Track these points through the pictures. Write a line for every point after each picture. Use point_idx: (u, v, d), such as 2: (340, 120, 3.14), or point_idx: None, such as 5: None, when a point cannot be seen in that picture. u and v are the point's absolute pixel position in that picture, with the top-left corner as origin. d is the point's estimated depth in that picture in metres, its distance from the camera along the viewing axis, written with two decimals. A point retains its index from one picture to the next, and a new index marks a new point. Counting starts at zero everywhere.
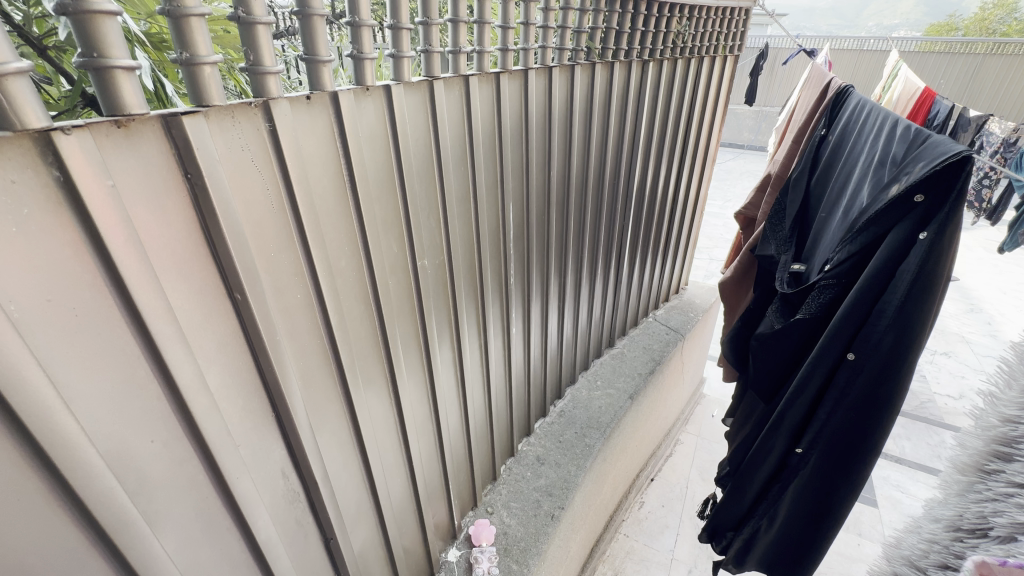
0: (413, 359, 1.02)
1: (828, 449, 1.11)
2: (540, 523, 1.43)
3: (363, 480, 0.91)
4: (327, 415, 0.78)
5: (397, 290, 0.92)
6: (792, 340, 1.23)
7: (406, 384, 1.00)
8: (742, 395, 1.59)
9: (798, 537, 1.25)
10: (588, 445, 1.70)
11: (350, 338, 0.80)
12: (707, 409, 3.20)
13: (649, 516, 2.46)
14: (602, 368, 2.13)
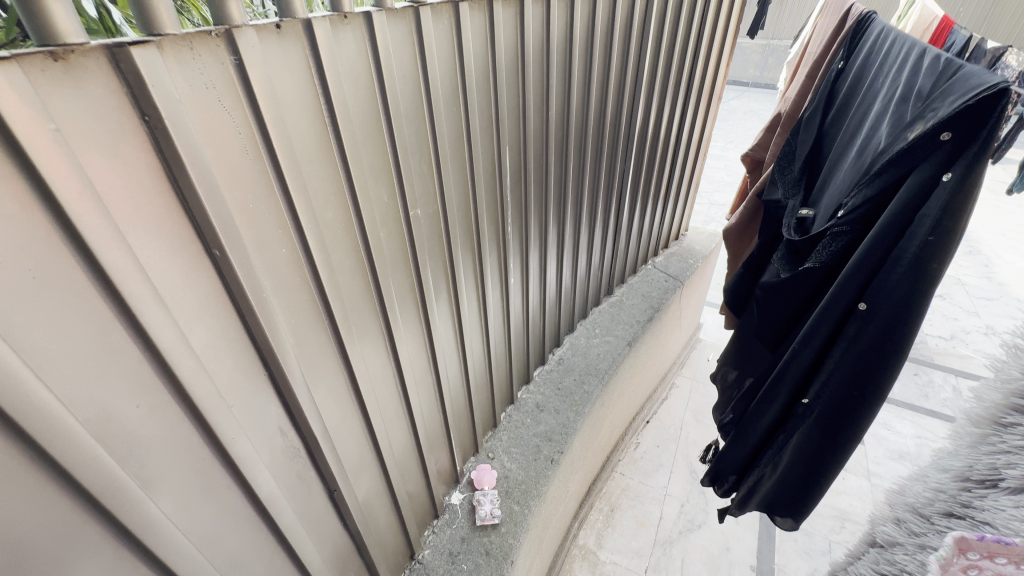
0: (410, 312, 0.99)
1: (834, 397, 1.11)
2: (540, 467, 1.48)
3: (364, 433, 0.91)
4: (323, 372, 0.76)
5: (392, 242, 0.88)
6: (800, 290, 1.20)
7: (404, 338, 0.98)
8: (740, 340, 1.59)
9: (800, 479, 1.30)
10: (586, 392, 1.73)
11: (341, 292, 0.77)
12: (703, 353, 3.26)
13: (643, 456, 2.56)
14: (601, 315, 2.13)
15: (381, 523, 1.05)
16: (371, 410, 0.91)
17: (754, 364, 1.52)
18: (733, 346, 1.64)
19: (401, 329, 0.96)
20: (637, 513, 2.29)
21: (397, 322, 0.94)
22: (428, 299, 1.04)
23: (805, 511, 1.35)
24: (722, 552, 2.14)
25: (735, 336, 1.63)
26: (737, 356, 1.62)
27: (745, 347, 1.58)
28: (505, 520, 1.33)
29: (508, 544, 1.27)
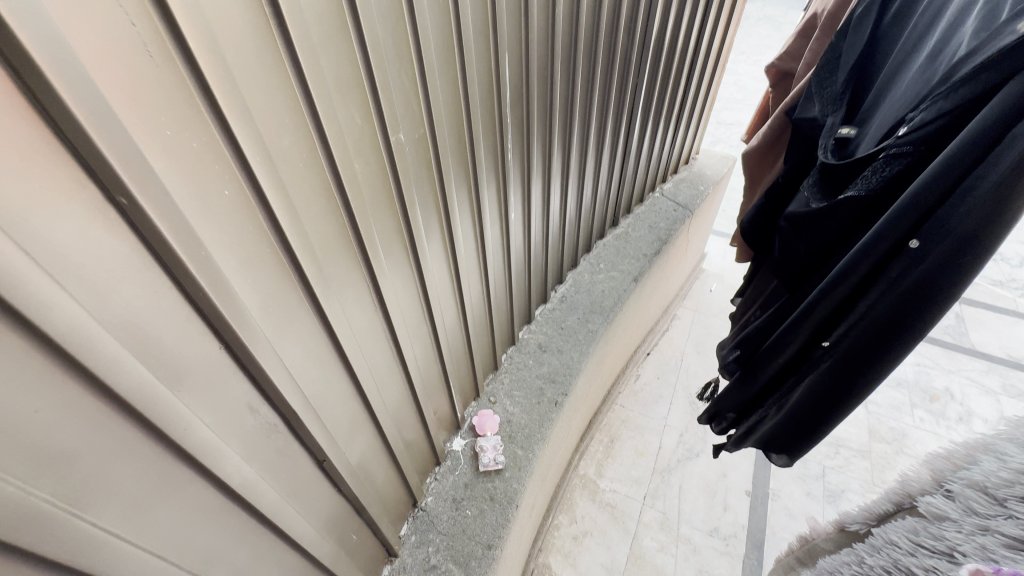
0: (397, 258, 0.86)
1: (855, 346, 0.98)
2: (544, 411, 1.44)
3: (352, 395, 0.82)
4: (296, 335, 0.65)
5: (370, 176, 0.73)
6: (831, 224, 1.04)
7: (391, 288, 0.86)
8: (767, 276, 1.44)
9: (796, 426, 1.19)
10: (590, 332, 1.65)
11: (310, 241, 0.63)
12: (706, 283, 3.18)
13: (644, 388, 2.55)
14: (605, 251, 1.99)
15: (379, 480, 0.99)
16: (358, 370, 0.81)
17: (772, 302, 1.38)
18: (760, 283, 1.50)
19: (387, 279, 0.84)
20: (637, 443, 2.31)
21: (381, 270, 0.81)
22: (417, 242, 0.91)
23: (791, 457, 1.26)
24: (718, 478, 2.19)
25: (762, 272, 1.49)
26: (761, 293, 1.48)
27: (768, 284, 1.43)
28: (508, 465, 1.31)
29: (513, 489, 1.26)
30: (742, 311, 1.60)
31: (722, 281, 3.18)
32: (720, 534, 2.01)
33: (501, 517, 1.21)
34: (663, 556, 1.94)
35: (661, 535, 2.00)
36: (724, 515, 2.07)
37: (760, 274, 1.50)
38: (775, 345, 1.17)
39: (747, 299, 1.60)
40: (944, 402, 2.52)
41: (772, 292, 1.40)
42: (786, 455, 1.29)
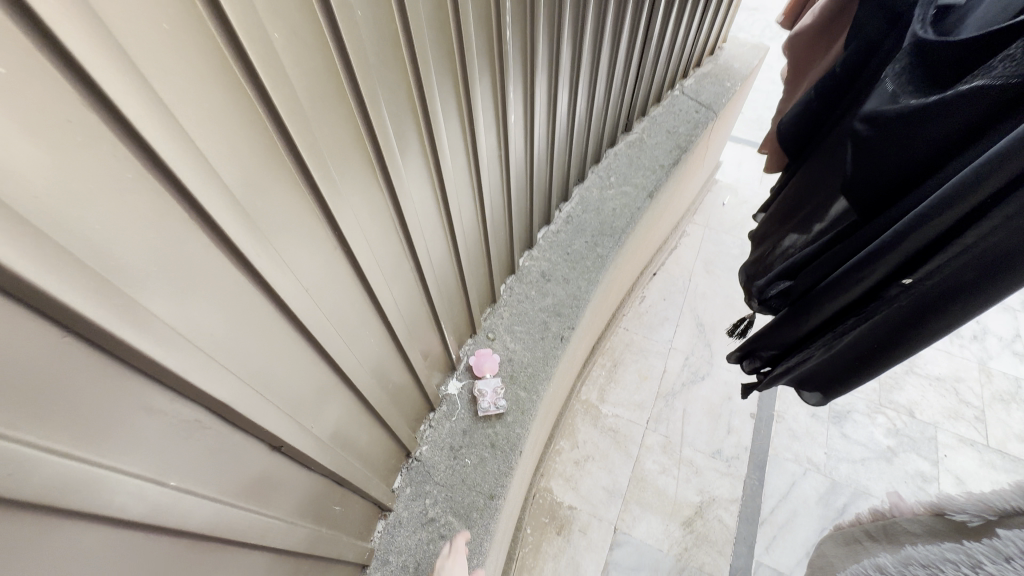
0: (360, 180, 0.64)
1: (942, 287, 0.77)
2: (549, 347, 1.29)
3: (314, 361, 0.64)
4: (210, 299, 0.45)
5: (303, 58, 0.48)
6: (946, 121, 0.77)
7: (356, 222, 0.65)
8: (812, 186, 1.18)
9: (846, 366, 1.02)
10: (600, 258, 1.46)
11: (208, 160, 0.41)
12: (718, 196, 2.93)
13: (649, 310, 2.42)
14: (617, 161, 1.73)
15: (363, 443, 0.86)
16: (319, 331, 0.62)
17: (815, 218, 1.14)
18: (797, 192, 1.25)
19: (348, 211, 0.62)
20: (640, 367, 2.23)
21: (338, 198, 0.59)
22: (386, 158, 0.67)
23: (834, 394, 1.11)
24: (723, 401, 2.13)
25: (800, 178, 1.23)
26: (796, 205, 1.24)
27: (809, 193, 1.18)
28: (510, 409, 1.19)
29: (515, 435, 1.16)
30: (772, 225, 1.36)
31: (735, 194, 2.94)
32: (722, 457, 1.99)
33: (504, 464, 1.12)
34: (665, 478, 1.93)
35: (663, 458, 1.98)
36: (728, 437, 2.04)
37: (799, 182, 1.24)
38: (836, 279, 0.95)
39: (779, 211, 1.35)
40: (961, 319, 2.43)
41: (813, 206, 1.16)
42: (825, 390, 1.14)
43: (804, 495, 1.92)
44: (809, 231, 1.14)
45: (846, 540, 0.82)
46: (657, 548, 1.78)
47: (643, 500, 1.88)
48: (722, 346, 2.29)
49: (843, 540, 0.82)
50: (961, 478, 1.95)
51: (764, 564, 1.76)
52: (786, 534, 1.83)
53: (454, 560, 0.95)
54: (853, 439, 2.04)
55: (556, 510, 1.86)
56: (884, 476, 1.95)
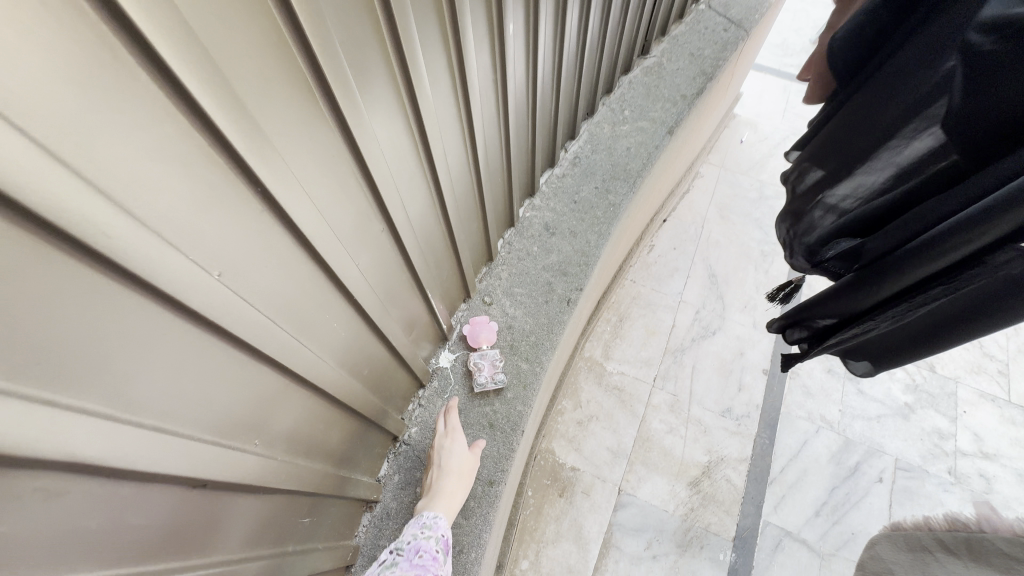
0: (291, 112, 0.44)
1: None
2: (553, 312, 1.13)
3: (246, 366, 0.48)
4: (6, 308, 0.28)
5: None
6: None
7: (293, 176, 0.46)
8: (868, 119, 0.95)
9: (924, 328, 0.87)
10: (612, 207, 1.26)
11: None
12: (736, 132, 2.67)
13: (658, 260, 2.24)
14: (631, 92, 1.49)
15: (334, 442, 0.72)
16: (246, 328, 0.45)
17: (879, 158, 0.93)
18: (845, 125, 1.02)
19: (275, 157, 0.43)
20: (648, 322, 2.08)
21: (254, 140, 0.40)
22: (334, 80, 0.47)
23: (903, 361, 0.97)
24: (735, 357, 2.01)
25: (852, 107, 1.00)
26: (845, 141, 1.02)
27: (863, 128, 0.96)
28: (510, 384, 1.05)
29: (517, 413, 1.03)
30: (806, 164, 1.15)
31: (755, 130, 2.67)
32: (732, 415, 1.90)
33: (504, 446, 1.00)
34: (672, 438, 1.85)
35: (670, 417, 1.89)
36: (739, 395, 1.94)
37: (848, 112, 1.01)
38: (920, 246, 0.76)
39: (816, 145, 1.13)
40: None
41: (873, 144, 0.94)
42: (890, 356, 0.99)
43: (815, 454, 1.84)
44: (876, 177, 0.93)
45: (911, 545, 0.86)
46: (662, 509, 1.72)
47: (648, 460, 1.81)
48: (734, 300, 2.14)
49: (907, 546, 0.87)
50: (979, 435, 1.88)
51: (771, 523, 1.72)
52: (795, 493, 1.77)
53: (453, 438, 0.95)
54: (870, 396, 1.94)
55: (558, 471, 1.78)
56: (900, 434, 1.88)
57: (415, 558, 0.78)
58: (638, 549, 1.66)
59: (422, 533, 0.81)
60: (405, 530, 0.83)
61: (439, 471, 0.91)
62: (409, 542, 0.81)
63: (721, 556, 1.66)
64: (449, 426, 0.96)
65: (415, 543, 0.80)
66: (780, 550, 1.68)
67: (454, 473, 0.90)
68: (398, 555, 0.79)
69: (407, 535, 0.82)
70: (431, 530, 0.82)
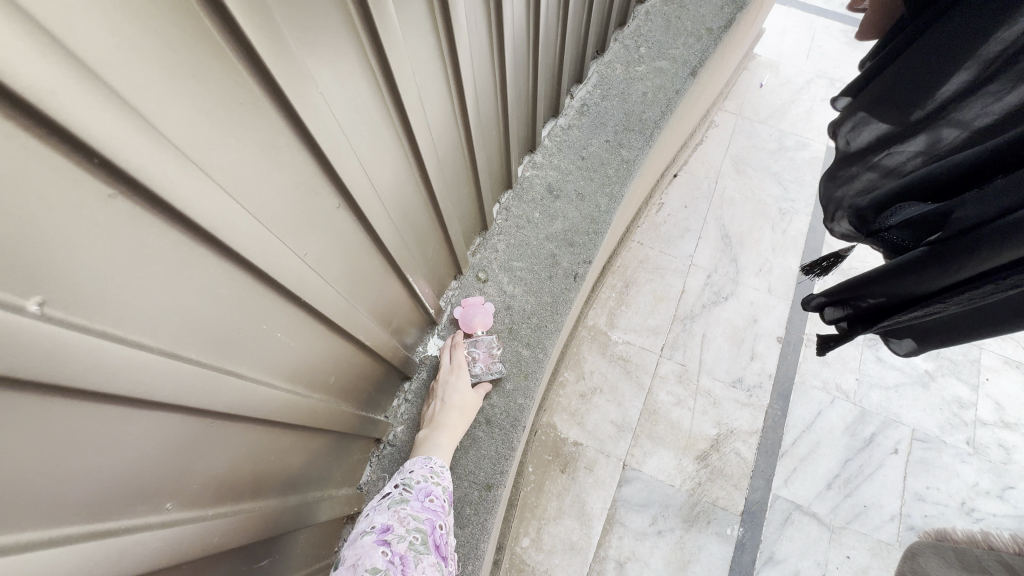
0: (133, 22, 0.26)
1: None
2: (558, 289, 0.98)
3: (115, 420, 0.33)
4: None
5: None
6: None
7: (156, 133, 0.29)
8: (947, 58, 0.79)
9: (1005, 307, 0.74)
10: (626, 163, 1.08)
11: None
12: (756, 76, 2.42)
13: (667, 220, 2.07)
14: (648, 25, 1.27)
15: (291, 470, 0.58)
16: (95, 377, 0.29)
17: (969, 107, 0.77)
18: (908, 66, 0.85)
19: (108, 97, 0.26)
20: (656, 287, 1.94)
21: (48, 62, 0.23)
22: None
23: (967, 338, 0.84)
24: (748, 324, 1.89)
25: (921, 44, 0.82)
26: (912, 87, 0.85)
27: (940, 69, 0.79)
28: (510, 373, 0.92)
29: (517, 408, 0.91)
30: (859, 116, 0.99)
31: (777, 73, 2.42)
32: (744, 386, 1.79)
33: (504, 445, 0.88)
34: (679, 411, 1.75)
35: (678, 389, 1.79)
36: (751, 364, 1.83)
37: (912, 51, 0.84)
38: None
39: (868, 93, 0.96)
40: None
41: (958, 91, 0.78)
42: (950, 336, 0.87)
43: (830, 425, 1.76)
44: (960, 130, 0.78)
45: (962, 559, 0.95)
46: (668, 483, 1.65)
47: (654, 434, 1.72)
48: (749, 263, 1.99)
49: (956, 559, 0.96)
50: (1000, 404, 1.79)
51: (781, 497, 1.65)
52: (807, 465, 1.70)
53: (458, 375, 0.86)
54: (890, 364, 1.83)
55: (559, 447, 1.69)
56: (918, 403, 1.78)
57: (426, 502, 0.71)
58: (643, 525, 1.59)
59: (434, 477, 0.74)
60: (412, 469, 0.74)
61: (444, 410, 0.83)
62: (418, 482, 0.73)
63: (729, 530, 1.60)
64: (456, 361, 0.88)
65: (426, 485, 0.72)
66: (789, 524, 1.62)
67: (458, 414, 0.83)
68: (407, 492, 0.71)
69: (415, 474, 0.73)
70: (441, 476, 0.75)
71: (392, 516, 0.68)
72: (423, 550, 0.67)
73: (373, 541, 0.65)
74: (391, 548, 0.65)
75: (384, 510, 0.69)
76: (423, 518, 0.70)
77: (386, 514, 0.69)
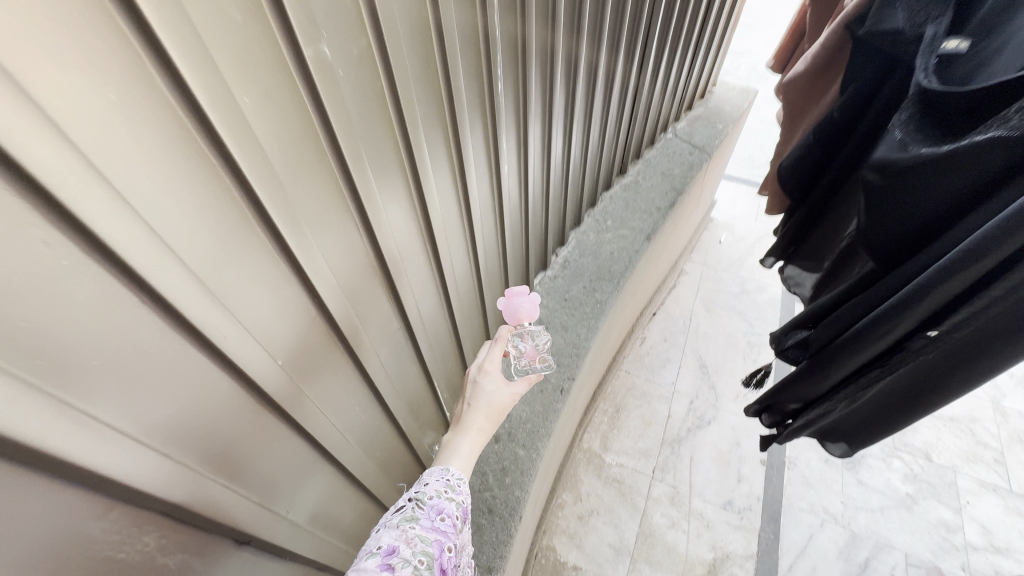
0: (353, 257, 0.60)
1: (976, 336, 0.75)
2: (548, 401, 1.23)
3: (295, 449, 0.60)
4: (135, 393, 0.37)
5: (280, 94, 0.42)
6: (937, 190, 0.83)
7: (340, 292, 0.59)
8: (836, 235, 1.28)
9: (875, 411, 1.00)
10: (598, 303, 1.41)
11: (199, 267, 0.39)
12: (714, 234, 2.95)
13: (650, 351, 2.36)
14: (612, 205, 1.72)
15: (341, 525, 0.80)
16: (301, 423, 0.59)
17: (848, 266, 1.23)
18: (822, 236, 1.35)
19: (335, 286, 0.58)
20: (644, 412, 2.15)
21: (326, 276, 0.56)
22: (379, 233, 0.64)
23: (867, 440, 1.08)
24: (732, 447, 2.04)
25: (824, 224, 1.33)
26: (824, 251, 1.35)
27: (831, 240, 1.30)
28: (509, 469, 1.12)
29: (515, 499, 1.08)
30: (802, 270, 1.47)
31: (732, 231, 2.95)
32: (734, 508, 1.88)
33: (503, 530, 1.04)
34: (675, 533, 1.82)
35: (672, 511, 1.87)
36: (739, 487, 1.94)
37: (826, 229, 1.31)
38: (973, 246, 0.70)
39: (803, 254, 1.46)
40: None
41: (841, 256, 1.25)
42: (853, 440, 1.12)
43: (823, 549, 1.80)
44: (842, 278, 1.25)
45: None
46: None
47: (652, 557, 1.76)
48: (726, 389, 2.22)
49: None
50: (987, 527, 1.85)
51: None
52: None
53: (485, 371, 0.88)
54: (871, 487, 1.95)
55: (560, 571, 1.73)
56: (906, 526, 1.85)
57: (437, 521, 0.67)
58: None
59: (447, 493, 0.70)
60: (427, 482, 0.71)
61: (469, 411, 0.84)
62: (430, 498, 0.69)
63: None
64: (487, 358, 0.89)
65: (438, 501, 0.69)
66: None
67: (484, 416, 0.83)
68: (417, 509, 0.67)
69: (428, 489, 0.70)
70: (456, 492, 0.72)
71: (399, 536, 0.62)
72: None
73: (376, 564, 0.57)
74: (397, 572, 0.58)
75: (392, 529, 0.63)
76: (431, 540, 0.65)
77: (394, 534, 0.62)
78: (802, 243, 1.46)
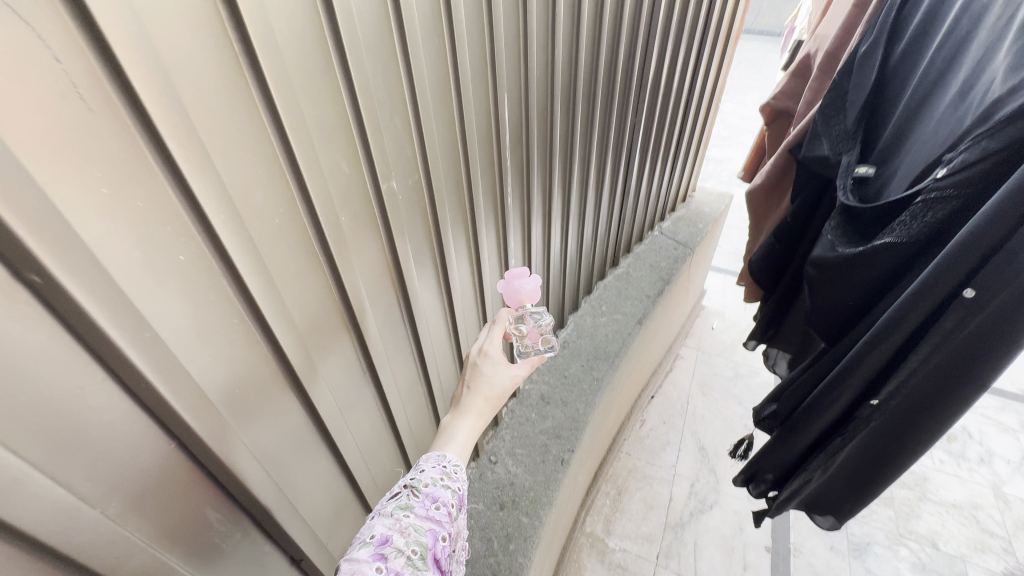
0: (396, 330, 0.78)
1: (909, 400, 0.91)
2: (550, 470, 1.32)
3: (339, 485, 0.74)
4: (256, 411, 0.54)
5: (366, 221, 0.63)
6: (865, 279, 1.02)
7: (383, 355, 0.76)
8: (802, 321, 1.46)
9: (846, 478, 1.11)
10: (595, 380, 1.55)
11: (299, 327, 0.57)
12: (707, 321, 3.13)
13: (650, 434, 2.44)
14: (606, 292, 1.93)
15: None
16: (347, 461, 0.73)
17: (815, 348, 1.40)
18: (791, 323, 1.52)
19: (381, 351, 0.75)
20: (646, 495, 2.17)
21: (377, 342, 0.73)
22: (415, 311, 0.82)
23: (846, 511, 1.17)
24: (735, 532, 2.04)
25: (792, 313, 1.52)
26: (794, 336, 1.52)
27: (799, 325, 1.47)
28: (512, 534, 1.17)
29: (518, 562, 1.12)
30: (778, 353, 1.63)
31: (724, 319, 3.14)
32: None
33: None
34: None
35: None
36: None
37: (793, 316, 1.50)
38: (965, 237, 0.77)
39: (777, 340, 1.62)
40: (963, 442, 2.43)
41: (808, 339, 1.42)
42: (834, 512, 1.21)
43: None
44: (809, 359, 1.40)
45: None
46: None
47: None
48: (727, 472, 2.25)
49: None
50: None
51: None
52: None
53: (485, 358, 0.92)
54: None
55: None
56: None
57: (432, 510, 0.71)
58: None
59: (443, 482, 0.74)
60: (423, 469, 0.75)
61: (468, 395, 0.87)
62: (426, 486, 0.73)
63: None
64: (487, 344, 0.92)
65: (434, 490, 0.73)
66: None
67: (483, 402, 0.87)
68: (413, 498, 0.71)
69: (424, 477, 0.74)
70: (451, 479, 0.75)
71: (394, 525, 0.67)
72: (421, 565, 0.65)
73: (371, 553, 0.63)
74: (388, 562, 0.62)
75: (387, 517, 0.68)
76: (425, 529, 0.69)
77: (388, 523, 0.67)
78: (775, 330, 1.63)
